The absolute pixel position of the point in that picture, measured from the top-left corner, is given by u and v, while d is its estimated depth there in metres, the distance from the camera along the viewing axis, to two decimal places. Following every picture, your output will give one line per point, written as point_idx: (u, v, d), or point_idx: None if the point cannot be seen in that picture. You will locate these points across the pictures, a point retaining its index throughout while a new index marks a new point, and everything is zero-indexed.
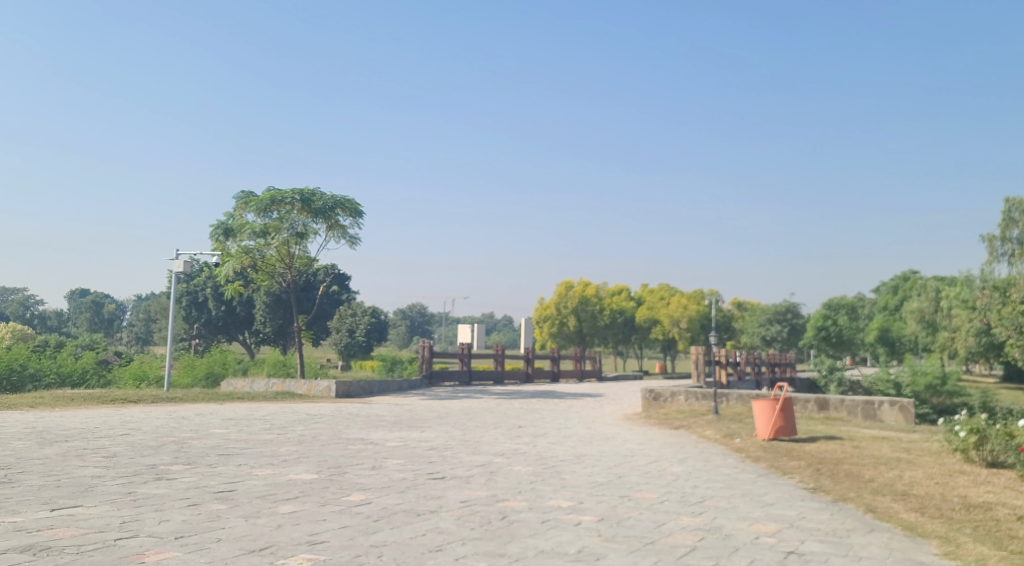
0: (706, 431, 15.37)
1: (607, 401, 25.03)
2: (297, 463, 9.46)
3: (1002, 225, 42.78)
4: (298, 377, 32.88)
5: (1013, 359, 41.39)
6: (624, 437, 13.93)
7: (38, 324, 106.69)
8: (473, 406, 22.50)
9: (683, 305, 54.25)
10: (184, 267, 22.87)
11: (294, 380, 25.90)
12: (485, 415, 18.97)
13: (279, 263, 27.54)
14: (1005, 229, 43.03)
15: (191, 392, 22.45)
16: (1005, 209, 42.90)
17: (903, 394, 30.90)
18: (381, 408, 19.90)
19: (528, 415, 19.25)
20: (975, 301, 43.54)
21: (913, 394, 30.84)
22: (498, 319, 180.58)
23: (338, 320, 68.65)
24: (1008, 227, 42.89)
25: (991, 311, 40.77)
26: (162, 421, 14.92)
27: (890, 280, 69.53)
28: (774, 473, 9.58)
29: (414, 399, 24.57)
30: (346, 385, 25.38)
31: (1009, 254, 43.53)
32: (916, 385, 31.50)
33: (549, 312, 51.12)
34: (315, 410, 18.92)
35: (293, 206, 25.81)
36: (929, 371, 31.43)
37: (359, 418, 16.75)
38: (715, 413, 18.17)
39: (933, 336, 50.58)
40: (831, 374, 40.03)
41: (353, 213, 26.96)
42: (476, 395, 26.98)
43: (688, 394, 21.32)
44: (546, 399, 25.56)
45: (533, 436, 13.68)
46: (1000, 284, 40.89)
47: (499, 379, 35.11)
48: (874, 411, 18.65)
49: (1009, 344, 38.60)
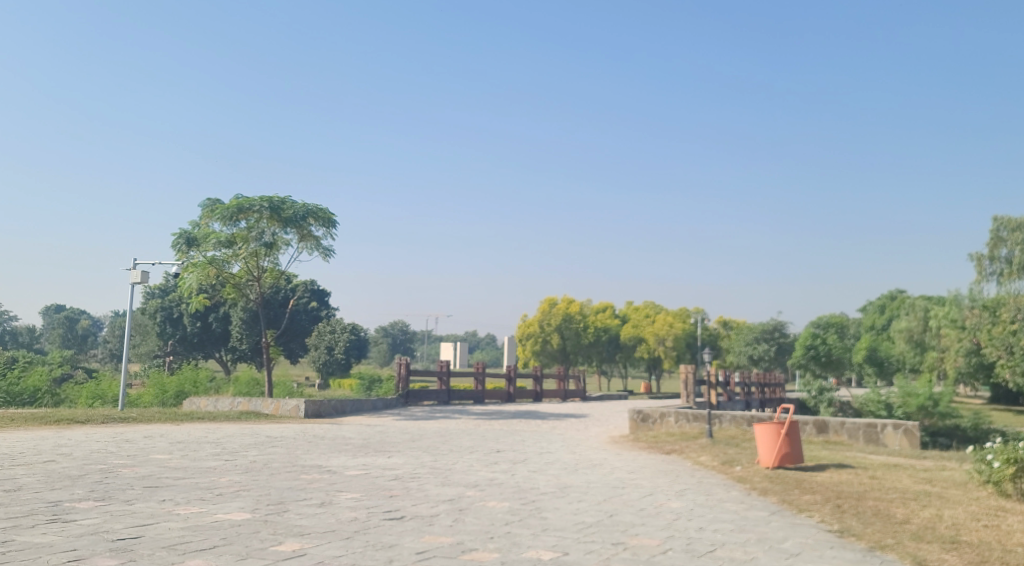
0: (702, 457, 14.07)
1: (592, 422, 23.68)
2: (234, 497, 8.10)
3: (989, 244, 42.00)
4: (268, 395, 31.32)
5: (1004, 381, 40.37)
6: (612, 464, 12.61)
7: (9, 341, 104.09)
8: (450, 428, 21.11)
9: (668, 323, 53.20)
10: (141, 277, 21.50)
11: (261, 399, 24.43)
12: (462, 438, 17.59)
13: (247, 275, 26.15)
14: (993, 247, 42.22)
15: (148, 412, 20.91)
16: (993, 227, 42.14)
17: (895, 415, 29.76)
18: (350, 430, 18.47)
19: (509, 438, 17.90)
20: (965, 321, 42.59)
21: (905, 416, 29.69)
22: (482, 337, 179.13)
23: (317, 337, 66.95)
24: (997, 246, 42.08)
25: (982, 331, 39.84)
26: (101, 445, 13.46)
27: (877, 300, 68.79)
28: (788, 510, 8.30)
29: (388, 419, 23.16)
30: (316, 404, 23.93)
31: (997, 274, 42.67)
32: (909, 406, 30.34)
33: (532, 330, 49.94)
34: (277, 432, 17.48)
35: (262, 215, 24.50)
36: (923, 392, 30.26)
37: (323, 441, 15.32)
38: (710, 436, 16.93)
39: (922, 357, 49.54)
40: (821, 395, 38.89)
41: (326, 223, 25.70)
42: (454, 415, 25.57)
43: (678, 416, 20.05)
44: (528, 420, 24.23)
45: (512, 463, 12.33)
46: (990, 304, 40.02)
47: (479, 399, 33.71)
48: (877, 434, 17.42)
49: (1000, 365, 37.59)
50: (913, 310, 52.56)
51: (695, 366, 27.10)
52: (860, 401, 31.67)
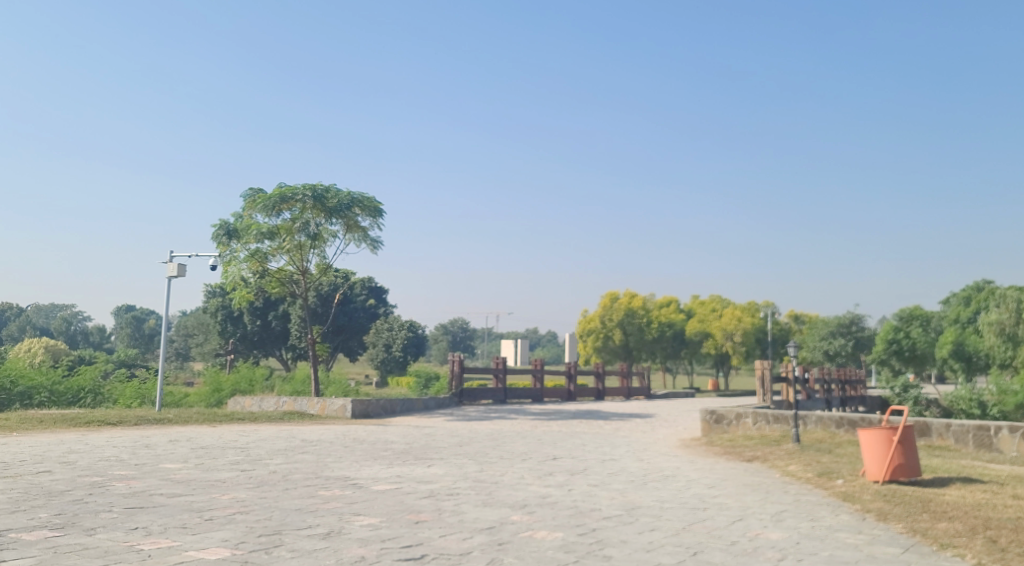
0: (791, 466, 12.12)
1: (660, 423, 21.79)
2: (222, 525, 6.55)
3: None
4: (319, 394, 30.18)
5: None
6: (688, 477, 10.81)
7: (80, 341, 106.42)
8: (506, 430, 19.50)
9: (737, 318, 50.81)
10: (178, 270, 20.43)
11: (307, 398, 23.21)
12: (514, 442, 15.91)
13: (293, 267, 25.01)
14: None
15: (187, 413, 19.82)
16: None
17: (989, 414, 27.04)
18: (395, 433, 16.96)
19: (567, 442, 16.15)
20: None
21: (1001, 414, 26.96)
22: (543, 335, 177.57)
23: (375, 334, 66.13)
24: None
25: None
26: (114, 451, 12.16)
27: (962, 291, 64.96)
28: (923, 544, 6.41)
29: (440, 420, 21.67)
30: (364, 404, 22.62)
31: None
32: (1005, 404, 27.57)
33: (594, 325, 48.11)
34: (314, 435, 16.06)
35: (306, 204, 23.30)
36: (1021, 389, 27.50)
37: (361, 447, 13.82)
38: (796, 441, 15.00)
39: (1015, 351, 45.94)
40: (906, 393, 36.08)
41: (373, 213, 24.38)
42: (510, 415, 23.96)
43: (756, 417, 18.07)
44: (589, 420, 22.45)
45: (570, 475, 10.60)
46: None
47: (538, 397, 32.04)
48: (989, 438, 15.14)
49: None
50: (1005, 301, 48.94)
51: (771, 363, 24.98)
52: (950, 399, 29.00)
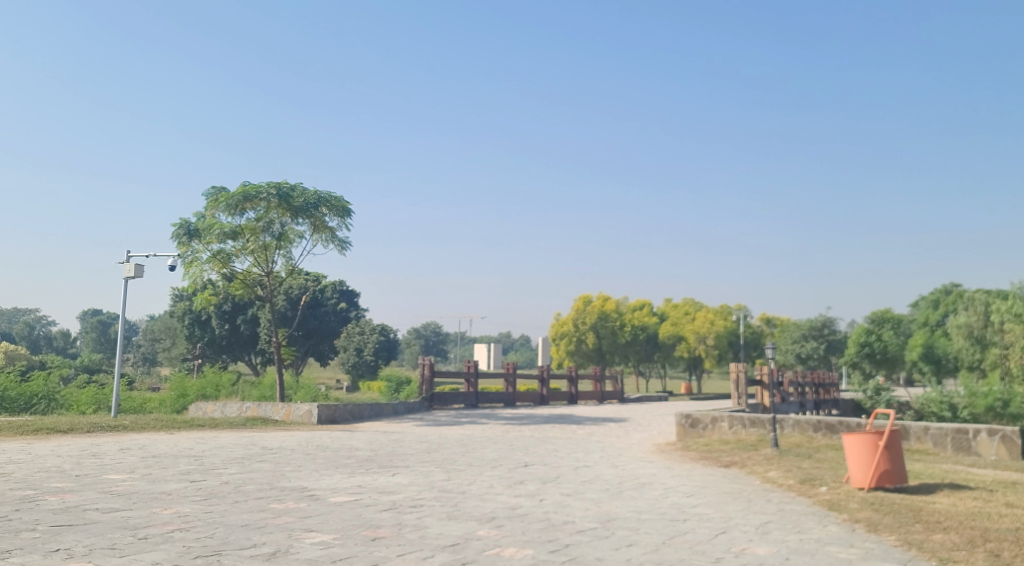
0: (771, 472, 11.69)
1: (634, 428, 21.34)
2: (157, 545, 5.93)
3: None
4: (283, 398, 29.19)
5: None
6: (665, 484, 10.32)
7: (43, 346, 104.09)
8: (476, 435, 18.95)
9: (709, 321, 50.65)
10: (135, 270, 19.63)
11: (272, 403, 22.49)
12: (485, 448, 15.34)
13: (258, 268, 24.25)
14: None
15: (145, 420, 19.01)
16: None
17: (961, 417, 26.92)
18: (361, 439, 16.34)
19: (539, 448, 15.62)
20: None
21: (972, 417, 26.84)
22: (516, 339, 177.16)
23: (346, 338, 65.20)
24: None
25: None
26: (57, 460, 11.40)
27: (930, 294, 65.41)
28: (920, 558, 5.97)
29: (408, 425, 21.06)
30: (331, 409, 21.93)
31: None
32: (976, 407, 27.45)
33: (567, 329, 47.72)
34: (275, 442, 15.37)
35: (270, 203, 22.57)
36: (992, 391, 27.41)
37: (324, 454, 13.17)
38: (773, 445, 14.61)
39: (984, 353, 46.15)
40: (878, 396, 36.00)
41: (341, 213, 23.70)
42: (481, 421, 23.39)
43: (732, 420, 17.64)
44: (562, 425, 21.92)
45: (542, 483, 10.06)
46: None
47: (510, 402, 31.49)
48: (968, 442, 14.82)
49: None
50: (973, 304, 49.22)
51: (746, 366, 24.66)
52: (921, 401, 28.89)
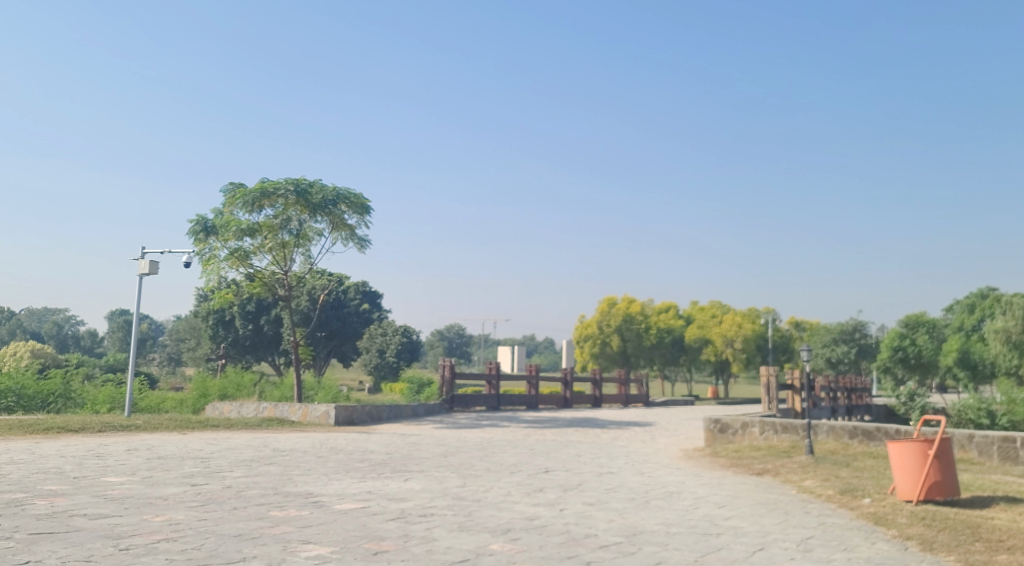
0: (807, 481, 11.00)
1: (660, 432, 20.67)
2: (137, 558, 5.39)
3: None
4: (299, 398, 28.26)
5: None
6: (695, 493, 9.67)
7: (72, 345, 104.99)
8: (496, 438, 18.38)
9: (737, 324, 49.72)
10: (150, 267, 19.27)
11: (289, 403, 22.06)
12: (504, 452, 14.75)
13: (277, 267, 23.87)
14: None
15: (159, 420, 18.61)
16: None
17: (999, 424, 25.94)
18: (377, 442, 15.80)
19: (562, 453, 15.01)
20: None
21: (1011, 425, 25.86)
22: (540, 341, 176.53)
23: (369, 339, 64.93)
24: None
25: None
26: (58, 462, 10.95)
27: (965, 298, 63.92)
28: None
29: (428, 427, 20.54)
30: (348, 410, 21.45)
31: None
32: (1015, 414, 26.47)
33: (591, 331, 47.04)
34: (288, 444, 14.87)
35: (288, 199, 22.15)
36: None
37: (337, 457, 12.64)
38: (808, 452, 13.92)
39: (1022, 359, 44.87)
40: (912, 402, 34.98)
41: (360, 210, 23.25)
42: (502, 423, 22.81)
43: (763, 425, 16.92)
44: (585, 428, 21.29)
45: (563, 491, 9.45)
46: None
47: (533, 404, 30.91)
48: (1016, 450, 13.99)
49: None
50: (1010, 308, 47.94)
51: (776, 370, 23.93)
52: (957, 407, 27.99)
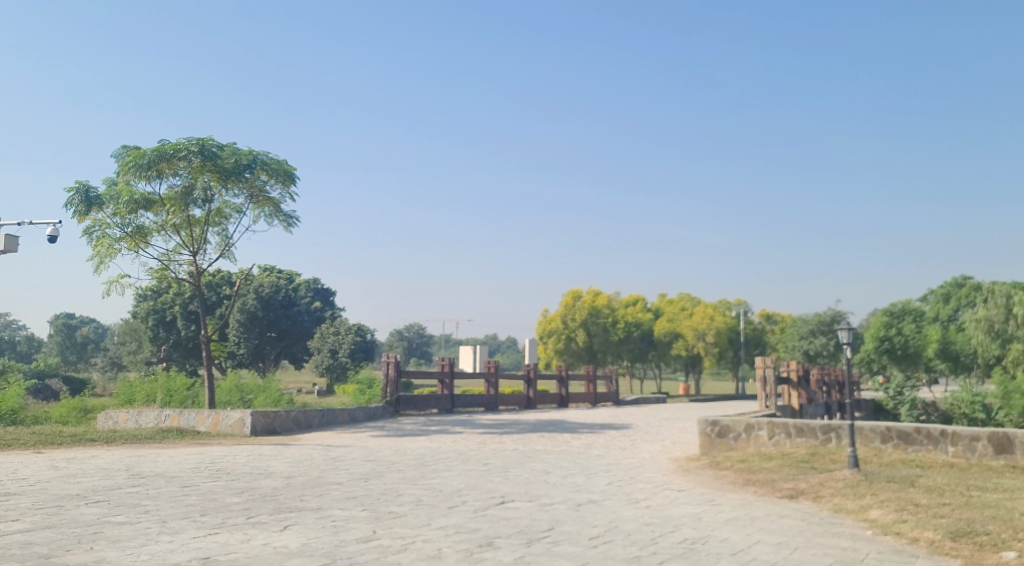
0: (873, 511, 7.71)
1: (641, 437, 17.37)
2: None
3: None
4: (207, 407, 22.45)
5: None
6: (728, 543, 6.26)
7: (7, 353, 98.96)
8: (444, 449, 14.88)
9: (709, 317, 46.84)
10: (9, 243, 15.37)
11: (197, 411, 18.32)
12: (448, 470, 11.27)
13: (185, 249, 20.14)
14: None
15: (17, 435, 14.72)
16: None
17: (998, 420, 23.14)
18: (284, 460, 12.21)
19: (523, 470, 11.55)
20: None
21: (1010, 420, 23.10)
22: (503, 340, 173.49)
23: (320, 339, 60.50)
24: None
25: None
26: None
27: (939, 287, 61.90)
28: None
29: (363, 436, 16.98)
30: (268, 417, 17.86)
31: None
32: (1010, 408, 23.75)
33: (555, 326, 43.75)
34: (161, 465, 11.16)
35: (193, 164, 18.23)
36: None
37: (209, 486, 9.02)
38: (850, 464, 10.69)
39: (1004, 349, 42.47)
40: (902, 396, 32.17)
41: (282, 178, 19.68)
42: (454, 429, 19.32)
43: (773, 428, 13.77)
44: (549, 434, 17.87)
45: (526, 547, 5.96)
46: None
47: (492, 405, 27.48)
48: None
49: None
50: (991, 296, 45.57)
51: (772, 363, 20.83)
52: (950, 401, 25.20)
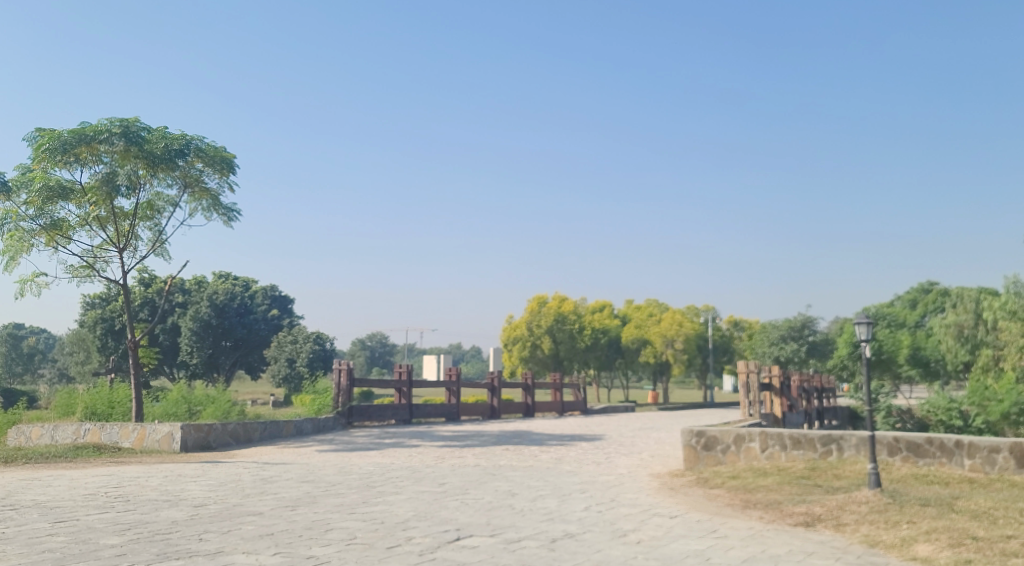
0: (920, 547, 6.18)
1: (615, 449, 15.81)
2: None
3: None
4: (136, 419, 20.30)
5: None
6: None
7: None
8: (395, 465, 13.16)
9: (677, 323, 45.46)
10: None
11: (121, 424, 16.37)
12: (396, 494, 9.56)
13: (111, 246, 18.19)
14: None
15: None
16: None
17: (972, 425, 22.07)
18: (203, 483, 10.38)
19: (484, 492, 9.87)
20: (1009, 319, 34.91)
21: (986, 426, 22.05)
22: (467, 350, 171.52)
23: (276, 348, 58.09)
24: None
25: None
26: None
27: (906, 293, 61.45)
28: None
29: (306, 452, 15.16)
30: (200, 431, 15.97)
31: None
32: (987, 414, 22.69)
33: (520, 333, 42.04)
34: (49, 491, 9.27)
35: (115, 148, 16.30)
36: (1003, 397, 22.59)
37: (89, 520, 7.20)
38: (870, 483, 9.15)
39: (974, 355, 41.73)
40: (877, 403, 31.05)
41: (219, 166, 17.86)
42: (408, 441, 17.56)
43: (765, 440, 12.25)
44: (514, 447, 16.20)
45: None
46: None
47: (453, 416, 25.74)
48: None
49: None
50: (960, 301, 44.94)
51: (756, 366, 19.55)
52: (928, 407, 24.03)
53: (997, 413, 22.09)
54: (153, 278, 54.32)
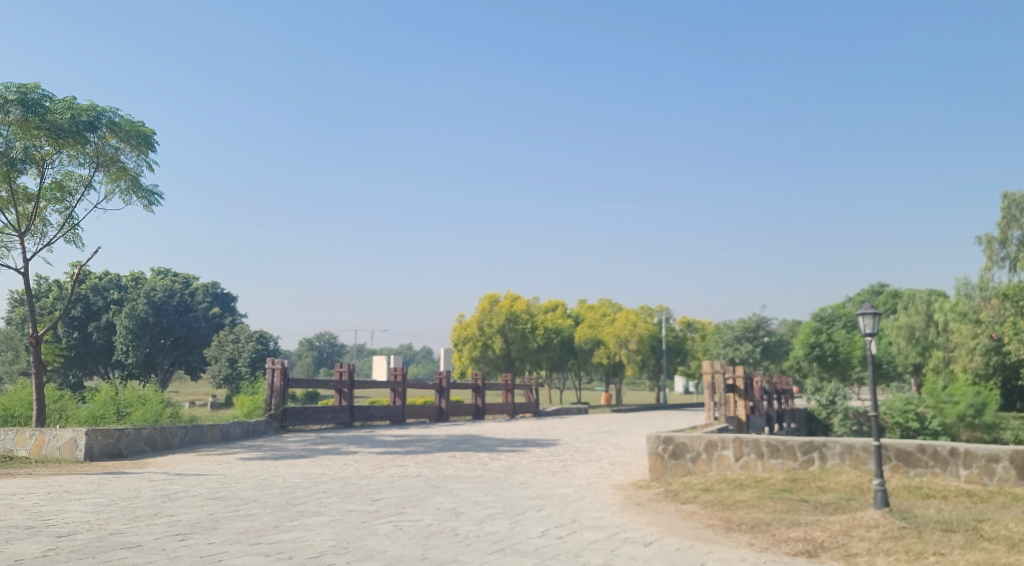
0: None
1: (572, 456, 14.45)
2: None
3: (1004, 221, 32.83)
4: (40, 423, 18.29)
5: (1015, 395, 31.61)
6: None
7: None
8: (326, 477, 11.61)
9: (631, 323, 44.41)
10: None
11: (17, 430, 14.52)
12: (319, 515, 8.02)
13: (12, 231, 16.22)
14: (1005, 230, 33.08)
15: None
16: (1004, 205, 33.04)
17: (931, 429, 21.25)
18: (89, 502, 8.73)
19: (423, 510, 8.40)
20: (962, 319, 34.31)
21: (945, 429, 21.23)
22: (418, 351, 169.66)
23: (217, 347, 55.59)
24: (1010, 227, 32.95)
25: (980, 309, 31.30)
26: None
27: (858, 294, 61.53)
28: None
29: (228, 460, 13.48)
30: (108, 437, 14.18)
31: (1011, 260, 33.32)
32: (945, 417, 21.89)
33: (470, 332, 40.48)
34: None
35: (12, 117, 14.43)
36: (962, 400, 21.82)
37: None
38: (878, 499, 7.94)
39: (925, 357, 41.48)
40: (833, 406, 30.33)
41: (135, 140, 16.09)
42: (345, 448, 15.99)
43: (740, 448, 11.02)
44: (461, 453, 14.74)
45: None
46: (988, 289, 31.71)
47: (399, 419, 24.20)
48: None
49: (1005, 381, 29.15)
50: (912, 303, 44.72)
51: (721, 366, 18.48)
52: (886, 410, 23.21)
53: (957, 416, 21.31)
54: (87, 274, 51.61)
